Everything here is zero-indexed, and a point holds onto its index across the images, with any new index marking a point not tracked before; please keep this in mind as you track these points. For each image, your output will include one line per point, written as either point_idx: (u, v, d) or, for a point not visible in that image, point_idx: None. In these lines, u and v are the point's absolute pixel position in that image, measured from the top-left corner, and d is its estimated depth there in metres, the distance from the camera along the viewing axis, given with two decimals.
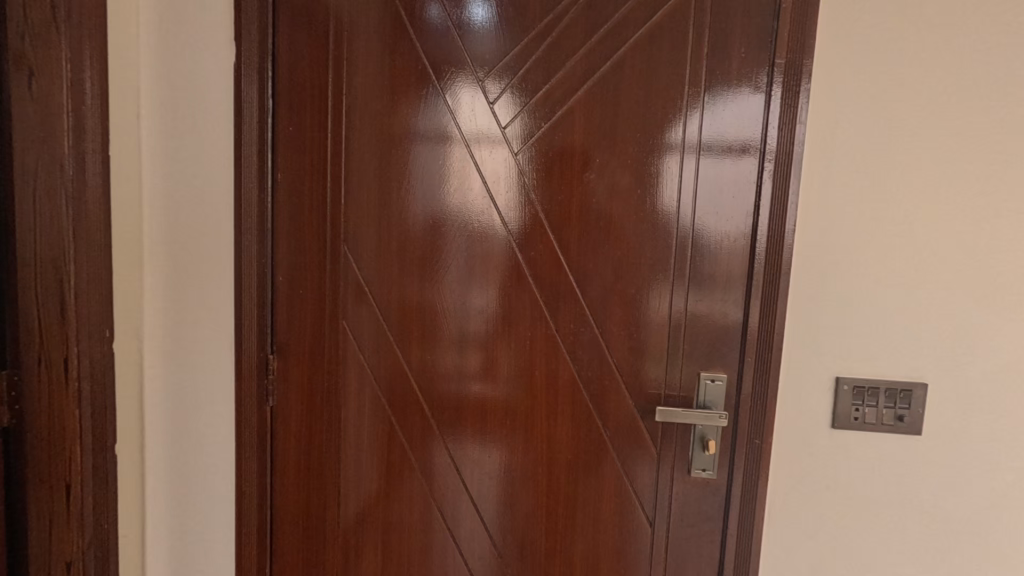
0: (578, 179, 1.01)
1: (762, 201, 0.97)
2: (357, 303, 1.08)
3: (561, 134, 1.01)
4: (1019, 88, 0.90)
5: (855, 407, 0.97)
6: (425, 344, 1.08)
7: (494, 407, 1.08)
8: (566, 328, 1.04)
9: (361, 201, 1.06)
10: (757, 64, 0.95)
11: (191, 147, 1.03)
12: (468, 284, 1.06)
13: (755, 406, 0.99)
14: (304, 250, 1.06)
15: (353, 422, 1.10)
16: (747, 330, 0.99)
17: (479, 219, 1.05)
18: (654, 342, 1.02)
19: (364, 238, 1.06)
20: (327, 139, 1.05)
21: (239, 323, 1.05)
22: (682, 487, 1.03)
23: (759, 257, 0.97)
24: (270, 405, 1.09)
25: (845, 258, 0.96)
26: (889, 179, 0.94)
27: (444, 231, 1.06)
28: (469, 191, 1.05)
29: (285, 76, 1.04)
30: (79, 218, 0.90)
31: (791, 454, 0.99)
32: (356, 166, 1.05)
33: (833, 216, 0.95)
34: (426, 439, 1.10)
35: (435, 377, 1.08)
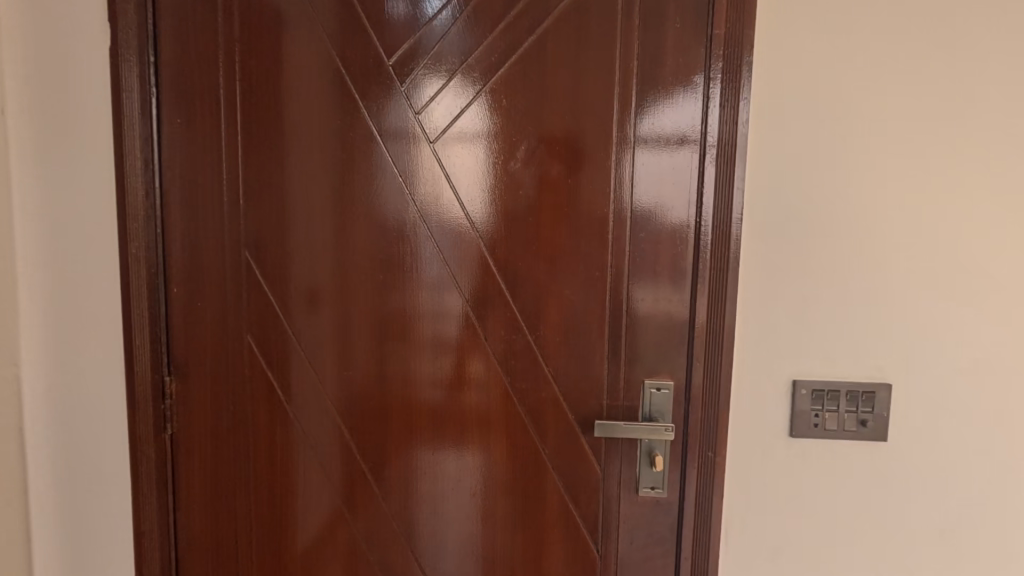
0: (505, 171, 0.91)
1: (706, 187, 0.88)
2: (264, 315, 0.95)
3: (476, 121, 0.91)
4: (975, 56, 0.82)
5: (815, 413, 0.87)
6: (344, 360, 0.96)
7: (423, 426, 0.97)
8: (499, 336, 0.93)
9: (264, 201, 0.94)
10: (693, 37, 0.86)
11: (65, 144, 0.91)
12: (389, 290, 0.95)
13: (706, 415, 0.89)
14: (202, 257, 0.94)
15: (267, 450, 0.98)
16: (694, 332, 0.89)
17: (441, 206, 0.93)
18: (595, 347, 0.92)
19: (269, 242, 0.95)
20: (223, 133, 0.93)
21: (129, 342, 0.93)
22: (631, 507, 0.93)
23: (705, 250, 0.88)
24: (169, 432, 0.97)
25: (799, 248, 0.86)
26: (842, 158, 0.85)
27: (404, 222, 0.94)
28: (428, 176, 0.93)
29: (172, 62, 0.92)
30: None
31: (746, 466, 0.90)
32: (257, 161, 0.94)
33: (784, 200, 0.86)
34: (350, 466, 0.98)
35: (357, 396, 0.97)
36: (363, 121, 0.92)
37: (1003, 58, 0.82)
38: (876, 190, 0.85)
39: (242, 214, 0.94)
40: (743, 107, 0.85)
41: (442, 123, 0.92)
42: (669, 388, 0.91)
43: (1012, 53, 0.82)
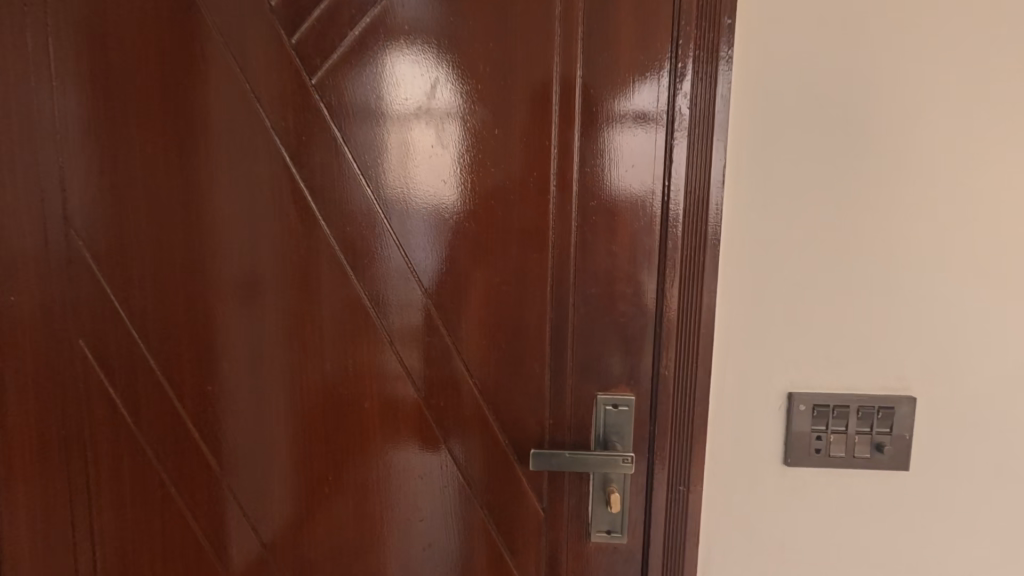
0: (441, 143, 0.70)
1: (677, 141, 0.67)
2: (103, 314, 0.73)
3: (442, 96, 0.69)
4: None
5: (817, 435, 0.68)
6: (211, 373, 0.73)
7: (315, 457, 0.74)
8: (411, 338, 0.72)
9: (101, 163, 0.72)
10: None
11: None
12: (267, 282, 0.72)
13: (677, 438, 0.69)
14: (19, 238, 0.72)
15: (111, 490, 0.75)
16: (661, 332, 0.69)
17: (414, 151, 0.70)
18: (536, 352, 0.71)
19: (110, 220, 0.72)
20: (42, 72, 0.70)
21: None
22: (583, 554, 0.73)
23: (675, 225, 0.68)
24: None
25: (799, 219, 0.66)
26: (852, 101, 0.64)
27: (368, 173, 0.70)
28: (393, 110, 0.69)
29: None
30: None
31: (728, 503, 0.70)
32: (91, 112, 0.71)
33: (779, 157, 0.65)
34: (217, 509, 0.75)
35: (228, 420, 0.74)
36: (223, 56, 0.69)
37: None
38: (898, 145, 0.64)
39: (74, 180, 0.72)
40: (724, 32, 0.64)
41: (397, 94, 0.69)
42: (630, 402, 0.70)
43: None
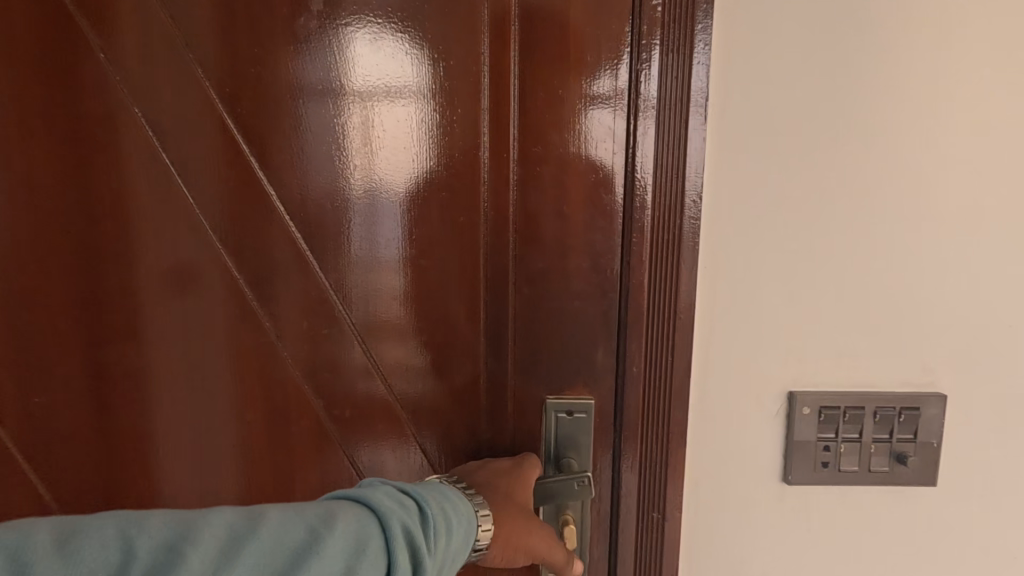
0: (398, 119, 0.54)
1: (644, 90, 0.51)
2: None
3: (403, 75, 0.53)
4: None
5: (824, 445, 0.53)
6: (42, 381, 0.56)
7: (183, 486, 0.58)
8: (308, 333, 0.56)
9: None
10: None
11: None
12: (113, 265, 0.55)
13: (649, 451, 0.54)
14: None
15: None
16: (627, 317, 0.54)
17: (364, 128, 0.54)
18: (470, 351, 0.56)
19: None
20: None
21: None
22: None
23: (643, 180, 0.52)
24: None
25: (799, 173, 0.51)
26: (865, 19, 0.50)
27: (306, 157, 0.54)
28: (336, 75, 0.53)
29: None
30: None
31: (713, 533, 0.56)
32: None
33: (774, 93, 0.50)
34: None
35: (64, 442, 0.57)
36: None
37: None
38: (923, 71, 0.50)
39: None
40: None
41: (346, 68, 0.53)
42: (589, 408, 0.55)
43: None
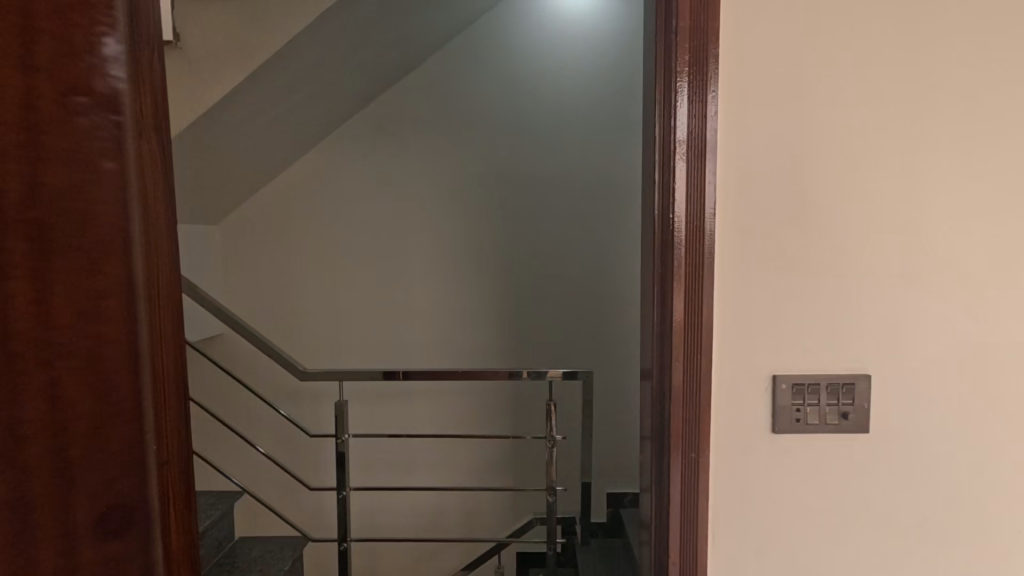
0: (713, 206, 0.85)
1: (707, 199, 0.84)
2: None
3: (721, 191, 0.85)
4: (933, 58, 0.84)
5: (796, 408, 0.86)
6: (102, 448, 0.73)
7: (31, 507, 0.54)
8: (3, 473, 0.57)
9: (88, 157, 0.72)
10: (668, 40, 0.84)
11: None
12: None
13: (687, 413, 0.86)
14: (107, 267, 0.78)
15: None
16: (671, 327, 0.86)
17: (711, 209, 0.85)
18: (707, 395, 0.86)
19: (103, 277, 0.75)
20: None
21: None
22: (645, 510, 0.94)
23: (679, 244, 0.85)
24: None
25: (773, 248, 0.86)
26: (807, 158, 0.85)
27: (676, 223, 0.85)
28: (710, 176, 0.84)
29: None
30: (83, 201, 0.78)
31: (732, 464, 0.88)
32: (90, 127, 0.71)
33: (757, 197, 0.85)
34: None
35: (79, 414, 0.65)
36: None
37: (965, 64, 0.84)
38: (840, 183, 0.85)
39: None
40: (712, 99, 0.83)
41: (735, 175, 0.85)
42: None
43: (974, 60, 0.84)
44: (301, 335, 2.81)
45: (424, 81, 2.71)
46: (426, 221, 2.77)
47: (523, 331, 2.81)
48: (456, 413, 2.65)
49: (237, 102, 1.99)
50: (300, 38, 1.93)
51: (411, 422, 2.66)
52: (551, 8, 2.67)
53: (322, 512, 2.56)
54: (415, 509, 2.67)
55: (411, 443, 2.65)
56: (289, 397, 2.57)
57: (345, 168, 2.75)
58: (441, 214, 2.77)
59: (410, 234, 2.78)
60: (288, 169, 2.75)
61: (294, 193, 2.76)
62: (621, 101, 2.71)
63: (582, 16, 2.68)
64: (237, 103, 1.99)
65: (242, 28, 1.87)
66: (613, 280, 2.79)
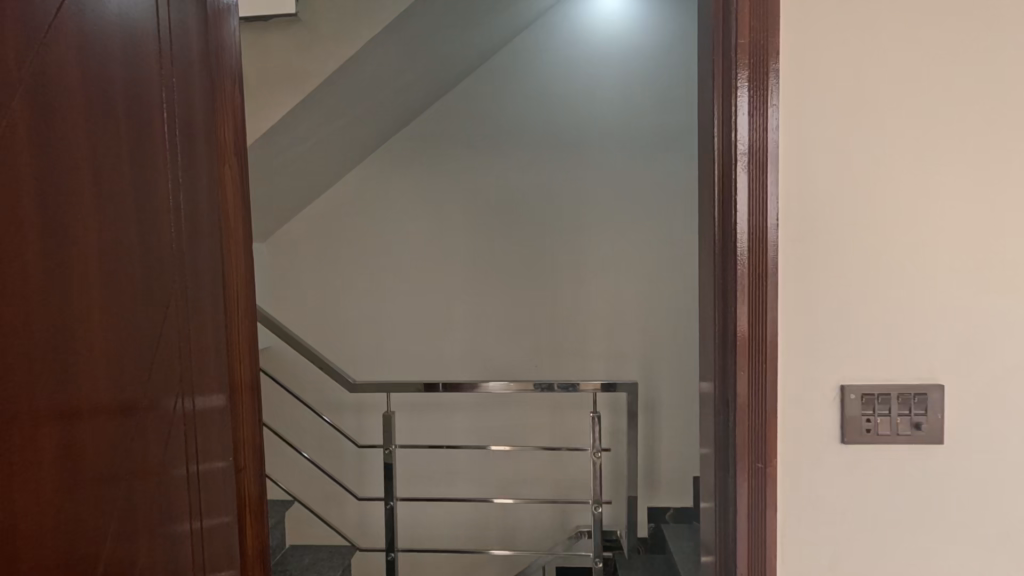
0: (776, 217, 0.86)
1: (771, 208, 0.85)
2: (214, 307, 0.89)
3: (782, 199, 0.86)
4: (997, 67, 0.83)
5: (867, 419, 0.85)
6: (166, 429, 0.78)
7: (31, 483, 0.56)
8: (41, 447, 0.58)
9: (169, 170, 0.79)
10: (728, 59, 0.86)
11: (199, 140, 0.87)
12: (203, 376, 0.86)
13: (753, 423, 0.86)
14: (197, 272, 0.85)
15: (241, 422, 0.98)
16: (736, 338, 0.87)
17: (774, 221, 0.85)
18: (773, 405, 0.86)
19: (185, 279, 0.82)
20: (201, 123, 0.88)
21: (203, 337, 0.86)
22: (709, 518, 0.94)
23: (742, 255, 0.86)
24: (215, 424, 0.89)
25: (836, 256, 0.86)
26: (871, 167, 0.85)
27: (737, 235, 0.86)
28: (771, 188, 0.85)
29: (239, 92, 0.99)
30: (198, 221, 0.86)
31: (800, 474, 0.87)
32: (168, 150, 0.79)
33: (818, 205, 0.86)
34: (178, 476, 0.80)
35: (117, 398, 0.69)
36: (53, 23, 0.60)
37: None
38: (905, 190, 0.85)
39: (196, 207, 0.85)
40: (772, 111, 0.85)
41: (798, 186, 0.86)
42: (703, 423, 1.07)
43: None
44: (345, 348, 2.89)
45: (463, 100, 2.79)
46: (466, 236, 2.83)
47: (562, 343, 2.82)
48: (496, 425, 2.67)
49: (291, 124, 2.10)
50: (350, 62, 2.03)
51: (453, 434, 2.69)
52: (585, 27, 2.72)
53: (366, 524, 2.60)
54: (457, 522, 2.68)
55: (453, 455, 2.68)
56: (334, 408, 2.63)
57: (387, 186, 2.84)
58: (481, 229, 2.83)
59: (451, 248, 2.84)
60: (334, 187, 2.85)
61: (339, 210, 2.86)
62: (658, 114, 2.73)
63: (618, 33, 2.71)
64: (291, 125, 2.10)
65: (296, 54, 1.98)
66: (654, 292, 2.78)
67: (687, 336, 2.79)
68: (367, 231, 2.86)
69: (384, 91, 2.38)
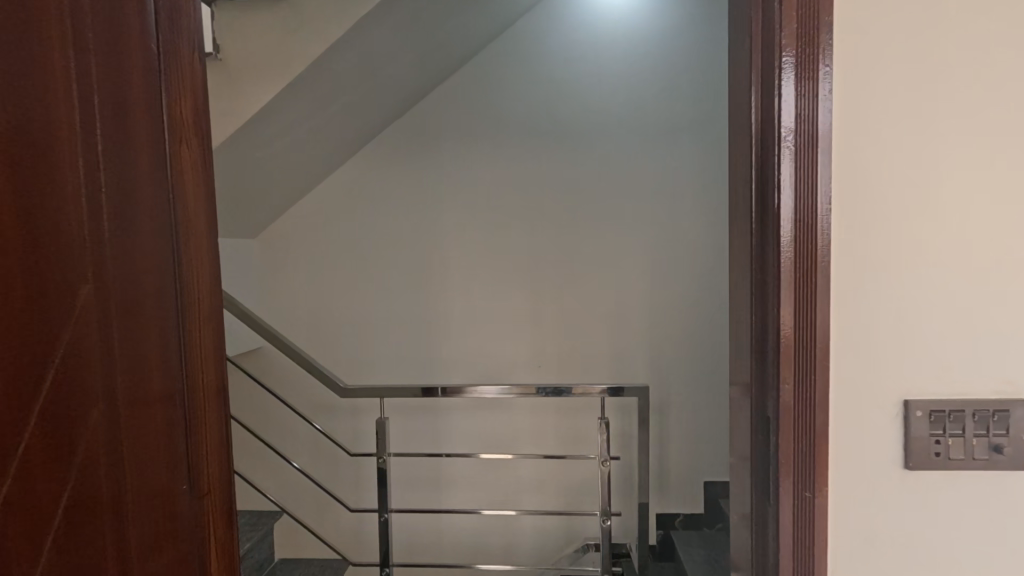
0: (828, 200, 0.72)
1: (822, 187, 0.72)
2: (165, 302, 0.76)
3: (834, 178, 0.72)
4: None
5: (936, 440, 0.72)
6: (84, 439, 0.65)
7: None
8: None
9: (86, 133, 0.65)
10: (769, 13, 0.72)
11: (144, 104, 0.73)
12: (146, 377, 0.73)
13: (799, 445, 0.73)
14: (138, 255, 0.72)
15: (209, 433, 0.84)
16: (778, 345, 0.73)
17: (824, 205, 0.72)
18: (822, 426, 0.73)
19: (118, 261, 0.69)
20: (147, 85, 0.74)
21: (148, 334, 0.73)
22: (743, 554, 0.81)
23: (787, 245, 0.72)
24: (167, 434, 0.76)
25: (899, 247, 0.72)
26: (943, 140, 0.72)
27: (780, 223, 0.72)
28: (822, 165, 0.72)
29: (199, 60, 0.85)
30: (136, 196, 0.71)
31: (855, 505, 0.74)
32: (87, 108, 0.65)
33: (878, 186, 0.72)
34: (102, 497, 0.67)
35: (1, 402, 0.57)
36: None
37: None
38: (982, 168, 0.71)
39: (130, 181, 0.71)
40: (823, 76, 0.71)
41: (853, 164, 0.72)
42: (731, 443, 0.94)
43: None
44: (339, 349, 2.76)
45: (461, 88, 2.65)
46: (465, 231, 2.70)
47: (566, 343, 2.69)
48: (497, 429, 2.55)
49: (275, 112, 1.96)
50: (338, 45, 1.88)
51: (452, 439, 2.56)
52: (590, 9, 2.57)
53: (362, 533, 2.48)
54: (457, 530, 2.56)
55: (451, 463, 2.56)
56: (327, 413, 2.51)
57: (381, 179, 2.71)
58: (481, 224, 2.69)
59: (450, 244, 2.71)
60: (326, 180, 2.72)
61: (331, 204, 2.73)
62: (668, 103, 2.58)
63: (624, 16, 2.56)
64: (276, 113, 1.97)
65: (279, 35, 1.84)
66: (663, 290, 2.65)
67: (698, 336, 2.65)
68: (361, 226, 2.73)
69: (377, 77, 2.24)
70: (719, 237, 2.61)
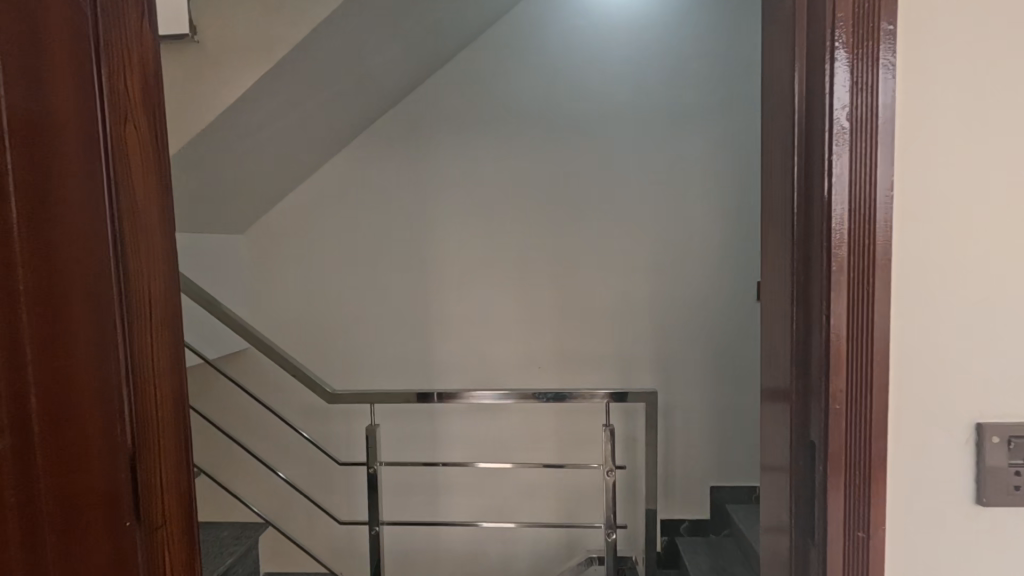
0: (888, 186, 0.60)
1: (882, 170, 0.60)
2: (98, 291, 0.65)
3: (896, 158, 0.60)
4: None
5: (1016, 472, 0.60)
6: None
7: None
8: None
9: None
10: None
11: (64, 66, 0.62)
12: (73, 373, 0.62)
13: (853, 477, 0.62)
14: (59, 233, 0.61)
15: (160, 440, 0.73)
16: (828, 359, 0.62)
17: (884, 193, 0.60)
18: (880, 455, 0.62)
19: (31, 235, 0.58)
20: (70, 48, 0.62)
21: (74, 325, 0.63)
22: None
23: (840, 241, 0.61)
24: (103, 437, 0.66)
25: (974, 241, 0.61)
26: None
27: (832, 215, 0.61)
28: (882, 144, 0.60)
29: (147, 26, 0.73)
30: (55, 168, 0.61)
31: (918, 548, 0.62)
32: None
33: (949, 169, 0.60)
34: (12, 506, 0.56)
35: None
36: None
37: None
38: None
39: (50, 160, 0.60)
40: (885, 37, 0.59)
41: (920, 143, 0.60)
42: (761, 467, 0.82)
43: None
44: (331, 350, 2.64)
45: (457, 76, 2.53)
46: (462, 227, 2.58)
47: (567, 344, 2.58)
48: (496, 434, 2.44)
49: (257, 100, 1.83)
50: (324, 27, 1.76)
51: (448, 445, 2.45)
52: None
53: (354, 544, 2.38)
54: (454, 540, 2.45)
55: (446, 471, 2.45)
56: (316, 417, 2.39)
57: (374, 172, 2.59)
58: (477, 219, 2.57)
59: (446, 240, 2.59)
60: (316, 174, 2.60)
61: (321, 198, 2.61)
62: (674, 91, 2.46)
63: None
64: (258, 101, 1.84)
65: (260, 17, 1.72)
66: (668, 288, 2.53)
67: (704, 336, 2.54)
68: (352, 221, 2.60)
69: (367, 63, 2.12)
70: (727, 233, 2.49)
